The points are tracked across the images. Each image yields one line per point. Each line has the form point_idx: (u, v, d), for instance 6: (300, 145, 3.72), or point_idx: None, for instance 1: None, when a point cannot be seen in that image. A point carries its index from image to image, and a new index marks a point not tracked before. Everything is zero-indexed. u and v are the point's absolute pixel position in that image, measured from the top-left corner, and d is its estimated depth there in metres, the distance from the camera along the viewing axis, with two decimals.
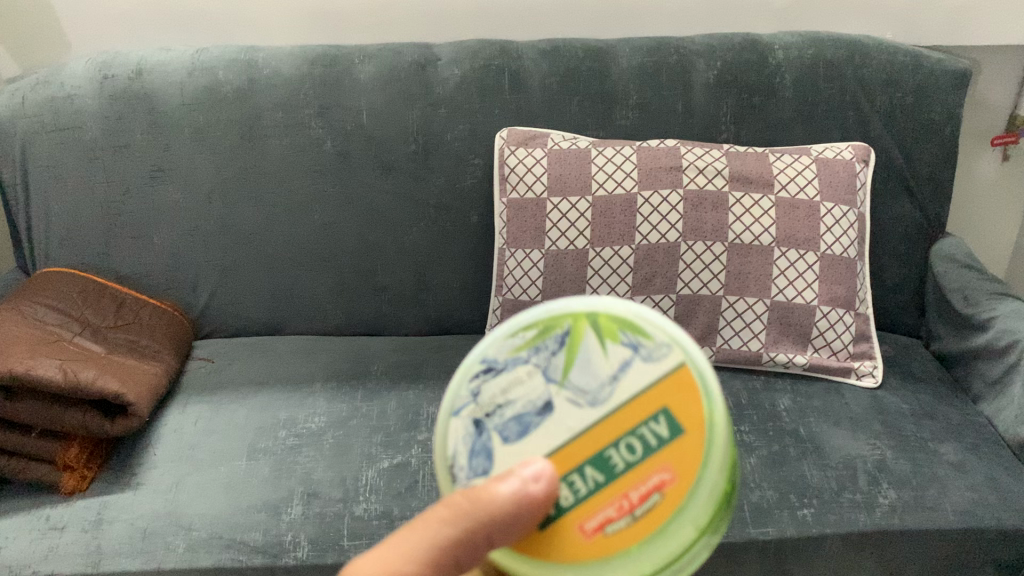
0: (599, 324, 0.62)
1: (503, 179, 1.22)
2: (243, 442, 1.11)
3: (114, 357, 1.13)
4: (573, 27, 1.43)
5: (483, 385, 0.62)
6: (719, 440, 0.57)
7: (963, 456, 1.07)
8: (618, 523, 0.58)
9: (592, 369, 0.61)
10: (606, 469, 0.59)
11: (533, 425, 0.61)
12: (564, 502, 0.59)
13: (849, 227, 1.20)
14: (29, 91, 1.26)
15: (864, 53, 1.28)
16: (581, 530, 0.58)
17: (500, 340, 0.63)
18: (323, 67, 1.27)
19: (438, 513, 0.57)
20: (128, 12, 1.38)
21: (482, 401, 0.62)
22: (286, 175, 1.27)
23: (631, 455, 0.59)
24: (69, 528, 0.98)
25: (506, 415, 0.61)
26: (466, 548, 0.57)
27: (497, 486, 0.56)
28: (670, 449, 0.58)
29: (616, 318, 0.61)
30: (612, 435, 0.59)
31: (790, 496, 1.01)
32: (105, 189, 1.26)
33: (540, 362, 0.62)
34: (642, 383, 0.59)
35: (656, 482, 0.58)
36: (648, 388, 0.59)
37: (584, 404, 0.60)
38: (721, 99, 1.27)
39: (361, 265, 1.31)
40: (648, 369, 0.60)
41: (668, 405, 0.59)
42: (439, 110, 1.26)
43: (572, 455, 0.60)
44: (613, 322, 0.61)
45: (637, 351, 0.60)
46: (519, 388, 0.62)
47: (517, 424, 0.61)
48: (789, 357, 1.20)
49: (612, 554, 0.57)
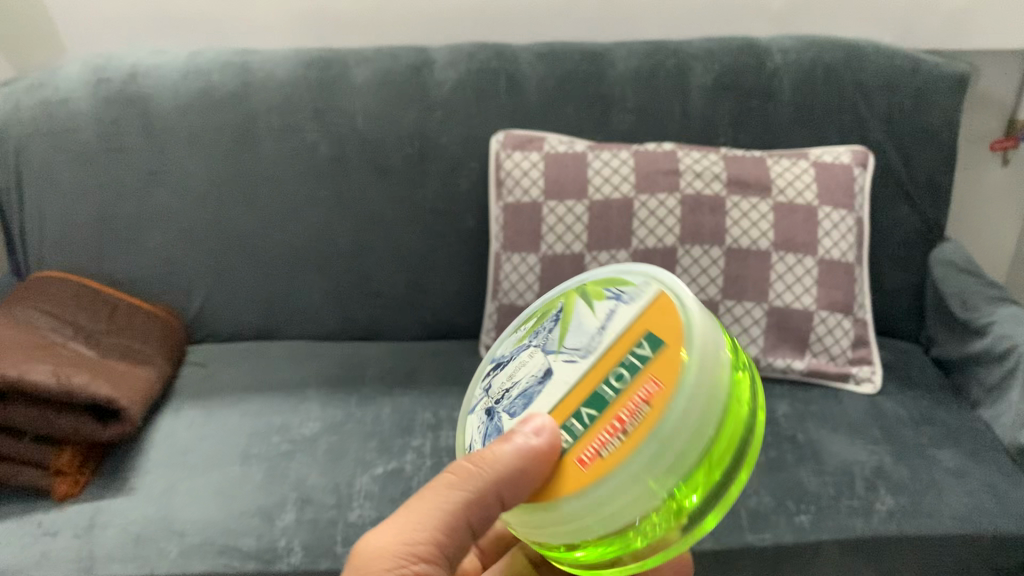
0: (587, 293, 0.58)
1: (500, 182, 1.21)
2: (237, 448, 1.10)
3: (107, 362, 1.12)
4: (570, 30, 1.42)
5: (494, 381, 0.60)
6: (699, 335, 0.49)
7: (961, 462, 1.06)
8: (612, 445, 0.48)
9: (583, 325, 0.55)
10: (600, 405, 0.51)
11: (535, 393, 0.55)
12: (563, 448, 0.51)
13: (847, 231, 1.19)
14: (23, 94, 1.25)
15: (862, 57, 1.28)
16: (579, 466, 0.49)
17: (511, 343, 0.62)
18: (319, 70, 1.26)
19: (444, 479, 0.55)
20: (122, 15, 1.37)
21: (493, 394, 0.59)
22: (281, 179, 1.26)
23: (621, 382, 0.50)
24: (60, 533, 0.96)
25: (512, 395, 0.57)
26: (477, 511, 0.53)
27: (502, 446, 0.51)
28: (656, 362, 0.49)
29: (602, 284, 0.58)
30: (603, 372, 0.52)
31: (788, 502, 1.00)
32: (99, 192, 1.26)
33: (539, 342, 0.58)
34: (627, 319, 0.53)
35: (644, 394, 0.49)
36: (632, 321, 0.53)
37: (577, 357, 0.54)
38: (718, 102, 1.26)
39: (356, 269, 1.30)
40: (631, 305, 0.53)
41: (651, 326, 0.51)
42: (435, 114, 1.26)
43: (570, 404, 0.52)
44: (600, 287, 0.58)
45: (620, 297, 0.55)
46: (523, 369, 0.57)
47: (522, 397, 0.55)
48: (787, 362, 1.19)
49: (608, 479, 0.47)
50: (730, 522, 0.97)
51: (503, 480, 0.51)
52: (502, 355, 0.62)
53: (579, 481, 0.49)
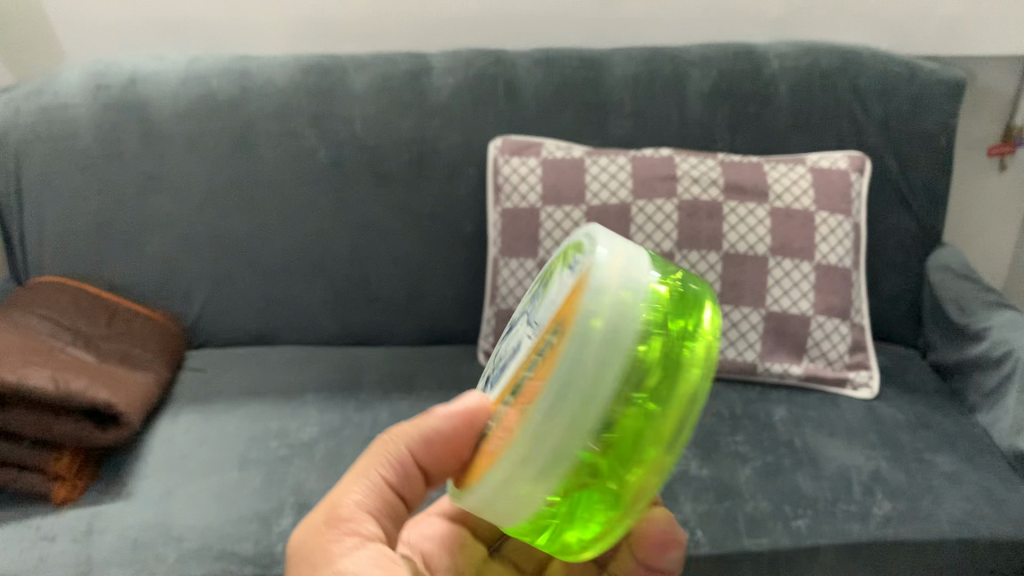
0: (568, 257, 0.57)
1: (498, 188, 1.22)
2: (234, 453, 1.10)
3: (106, 367, 1.12)
4: (567, 37, 1.43)
5: (504, 344, 0.64)
6: (584, 327, 0.47)
7: (958, 466, 1.06)
8: (509, 432, 0.51)
9: (550, 298, 0.56)
10: (521, 389, 0.53)
11: (508, 366, 0.58)
12: (494, 427, 0.55)
13: (844, 236, 1.20)
14: (23, 100, 1.26)
15: (859, 63, 1.28)
16: (491, 449, 0.54)
17: (526, 301, 0.65)
18: (318, 76, 1.27)
19: (368, 458, 0.63)
20: (122, 22, 1.38)
21: (498, 359, 0.63)
22: (279, 184, 1.27)
23: (534, 368, 0.52)
24: (58, 538, 0.96)
25: (501, 363, 0.60)
26: (395, 472, 0.62)
27: (433, 412, 0.61)
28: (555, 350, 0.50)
29: (574, 248, 0.56)
30: (532, 353, 0.53)
31: (785, 507, 1.00)
32: (98, 197, 1.26)
33: (531, 308, 0.60)
34: (562, 297, 0.52)
35: (536, 379, 0.50)
36: (562, 300, 0.52)
37: (530, 334, 0.55)
38: (716, 108, 1.27)
39: (355, 275, 1.30)
40: (568, 283, 0.53)
41: (567, 308, 0.51)
42: (434, 119, 1.26)
43: (512, 382, 0.55)
44: (573, 251, 0.56)
45: (570, 270, 0.54)
46: (516, 338, 0.60)
47: (502, 369, 0.59)
48: (784, 367, 1.19)
49: (498, 464, 0.51)
50: (727, 527, 0.97)
51: (416, 431, 0.62)
52: (518, 316, 0.65)
53: (494, 456, 0.52)
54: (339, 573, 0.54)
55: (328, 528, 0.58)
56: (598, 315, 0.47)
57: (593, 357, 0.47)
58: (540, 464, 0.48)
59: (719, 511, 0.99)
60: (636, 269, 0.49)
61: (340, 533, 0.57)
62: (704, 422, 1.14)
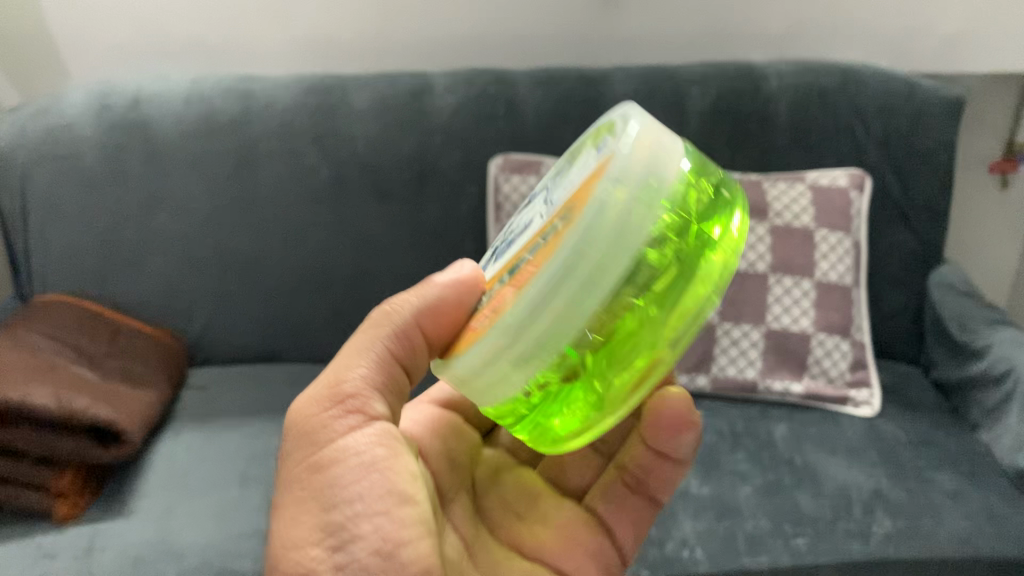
0: (597, 133, 0.58)
1: (497, 206, 1.23)
2: (234, 471, 1.11)
3: (108, 385, 1.13)
4: (566, 56, 1.44)
5: (513, 220, 0.66)
6: (604, 210, 0.49)
7: (960, 485, 1.06)
8: (501, 304, 0.54)
9: (569, 178, 0.57)
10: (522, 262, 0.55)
11: (514, 242, 0.60)
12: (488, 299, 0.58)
13: (844, 254, 1.20)
14: (28, 121, 1.27)
15: (858, 81, 1.29)
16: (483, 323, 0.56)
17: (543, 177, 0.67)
18: (320, 96, 1.28)
19: (360, 337, 0.63)
20: (126, 43, 1.39)
21: (503, 237, 0.65)
22: (282, 203, 1.28)
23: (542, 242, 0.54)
24: (60, 555, 0.97)
25: (504, 242, 0.63)
26: (398, 343, 0.62)
27: (428, 284, 0.63)
28: (562, 229, 0.51)
29: (607, 125, 0.57)
30: (539, 230, 0.55)
31: (784, 525, 1.00)
32: (102, 216, 1.27)
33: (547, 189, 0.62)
34: (587, 172, 0.54)
35: (539, 256, 0.52)
36: (586, 176, 0.53)
37: (544, 210, 0.57)
38: (716, 125, 1.27)
39: (357, 293, 1.31)
40: (596, 159, 0.54)
41: (585, 188, 0.52)
42: (435, 139, 1.27)
43: (517, 253, 0.57)
44: (605, 129, 0.57)
45: (600, 148, 0.55)
46: (521, 221, 0.63)
47: (507, 247, 0.61)
48: (785, 385, 1.18)
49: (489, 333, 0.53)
50: (726, 546, 0.97)
51: (417, 300, 0.63)
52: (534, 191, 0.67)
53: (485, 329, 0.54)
54: (345, 451, 0.57)
55: (332, 403, 0.59)
56: (622, 204, 0.49)
57: (614, 245, 0.48)
58: (537, 346, 0.51)
59: (718, 530, 0.99)
60: (664, 160, 0.50)
61: (343, 411, 0.59)
62: (705, 440, 1.13)
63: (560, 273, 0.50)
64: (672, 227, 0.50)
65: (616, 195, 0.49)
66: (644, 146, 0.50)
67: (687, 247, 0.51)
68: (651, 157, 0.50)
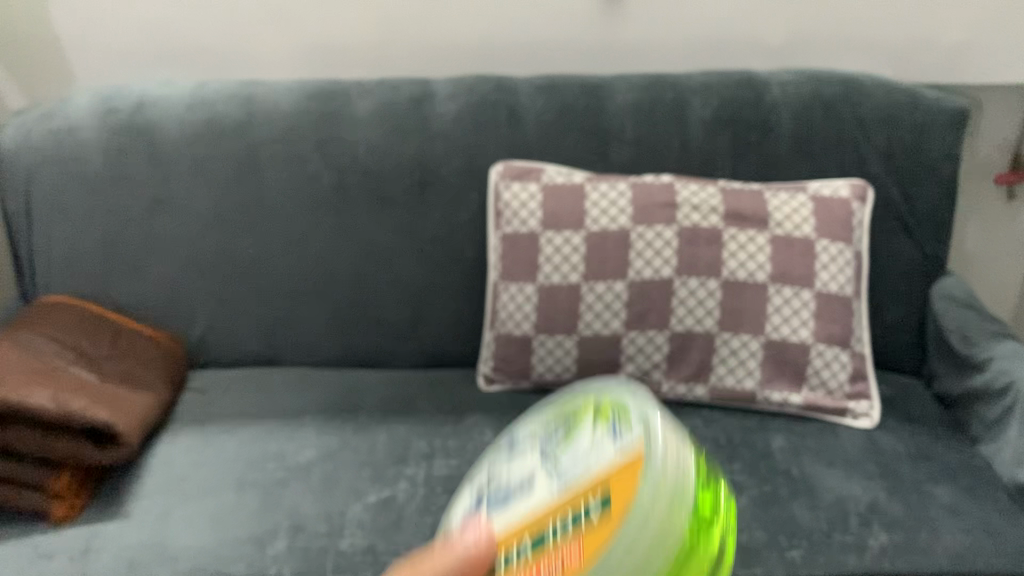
0: (599, 415, 0.80)
1: (498, 213, 1.22)
2: (231, 475, 1.11)
3: (107, 387, 1.13)
4: (569, 65, 1.44)
5: (497, 474, 0.86)
6: (634, 513, 0.65)
7: (958, 498, 1.05)
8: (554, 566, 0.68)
9: (577, 456, 0.77)
10: (546, 537, 0.71)
11: (515, 495, 0.79)
12: (526, 546, 0.72)
13: (845, 265, 1.19)
14: (33, 124, 1.28)
15: (861, 92, 1.29)
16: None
17: (536, 430, 0.88)
18: (322, 102, 1.29)
19: None
20: (132, 48, 1.40)
21: (493, 484, 0.85)
22: (283, 208, 1.28)
23: (569, 527, 0.71)
24: (55, 556, 0.97)
25: (498, 495, 0.82)
26: None
27: None
28: (591, 532, 0.68)
29: (612, 408, 0.80)
30: (559, 526, 0.71)
31: (780, 537, 1.00)
32: (105, 219, 1.28)
33: (542, 454, 0.83)
34: (592, 511, 0.70)
35: (573, 551, 0.68)
36: (597, 512, 0.69)
37: (554, 482, 0.76)
38: (718, 135, 1.27)
39: (357, 298, 1.31)
40: (612, 454, 0.73)
41: (610, 493, 0.70)
42: (436, 145, 1.27)
43: (542, 518, 0.73)
44: (607, 410, 0.80)
45: (614, 440, 0.75)
46: (518, 471, 0.83)
47: (509, 495, 0.80)
48: (783, 396, 1.18)
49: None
50: None
51: None
52: (501, 474, 0.85)
53: None
54: None
55: None
56: (659, 496, 0.65)
57: (655, 549, 0.63)
58: None
59: None
60: (679, 451, 0.69)
61: None
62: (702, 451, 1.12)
63: (615, 552, 0.64)
64: (699, 518, 0.65)
65: (657, 500, 0.65)
66: (662, 435, 0.70)
67: (705, 527, 0.65)
68: (675, 455, 0.68)
